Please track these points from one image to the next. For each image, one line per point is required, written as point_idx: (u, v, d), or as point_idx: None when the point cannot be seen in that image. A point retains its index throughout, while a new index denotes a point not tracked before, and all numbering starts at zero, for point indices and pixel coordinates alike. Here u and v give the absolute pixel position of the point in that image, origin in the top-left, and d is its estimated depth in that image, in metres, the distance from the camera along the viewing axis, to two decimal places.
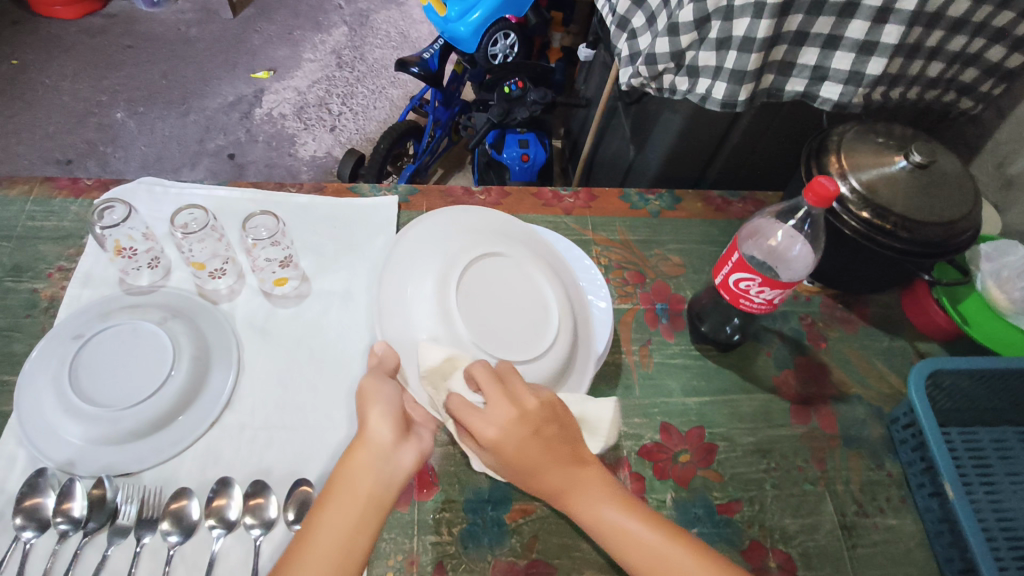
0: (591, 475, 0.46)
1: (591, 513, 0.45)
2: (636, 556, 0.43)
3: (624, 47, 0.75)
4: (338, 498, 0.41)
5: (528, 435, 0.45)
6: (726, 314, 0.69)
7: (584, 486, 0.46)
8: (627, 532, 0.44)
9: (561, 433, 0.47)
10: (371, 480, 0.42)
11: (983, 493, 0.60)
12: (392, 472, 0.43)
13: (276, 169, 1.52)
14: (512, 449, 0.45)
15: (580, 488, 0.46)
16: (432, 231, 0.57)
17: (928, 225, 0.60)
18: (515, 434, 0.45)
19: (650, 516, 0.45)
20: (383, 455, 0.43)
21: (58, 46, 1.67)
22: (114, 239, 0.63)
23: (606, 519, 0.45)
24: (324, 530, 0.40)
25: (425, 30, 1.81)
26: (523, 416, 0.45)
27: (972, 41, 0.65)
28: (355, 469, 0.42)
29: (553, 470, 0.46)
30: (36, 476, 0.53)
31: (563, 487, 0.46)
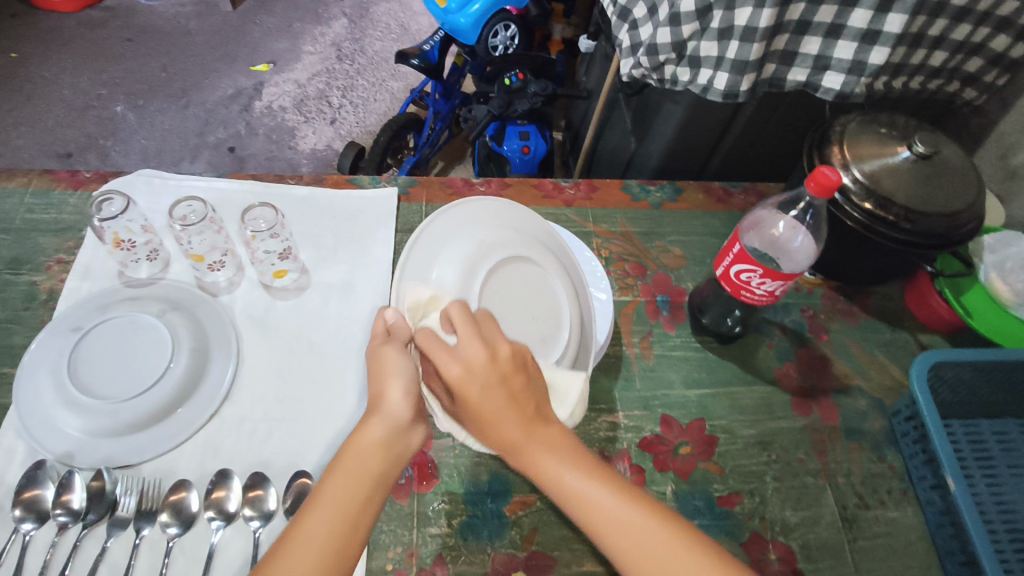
0: (552, 437, 0.43)
1: (550, 475, 0.42)
2: (608, 532, 0.40)
3: (625, 38, 0.74)
4: (345, 476, 0.41)
5: (493, 381, 0.42)
6: (728, 306, 0.69)
7: (545, 448, 0.42)
8: (596, 506, 0.40)
9: (527, 386, 0.44)
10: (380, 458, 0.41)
11: (985, 485, 0.60)
12: (400, 451, 0.43)
13: (276, 162, 1.52)
14: (476, 404, 0.42)
15: (539, 450, 0.42)
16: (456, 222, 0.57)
17: (931, 216, 0.59)
18: (470, 384, 0.42)
19: (617, 486, 0.41)
20: (396, 435, 0.42)
21: (57, 39, 1.67)
22: (113, 231, 0.64)
23: (572, 489, 0.41)
24: (327, 506, 0.39)
25: (425, 22, 1.79)
26: (493, 361, 0.43)
27: (976, 30, 0.64)
28: (367, 445, 0.42)
29: (512, 425, 0.42)
30: (35, 469, 0.53)
31: (520, 445, 0.42)
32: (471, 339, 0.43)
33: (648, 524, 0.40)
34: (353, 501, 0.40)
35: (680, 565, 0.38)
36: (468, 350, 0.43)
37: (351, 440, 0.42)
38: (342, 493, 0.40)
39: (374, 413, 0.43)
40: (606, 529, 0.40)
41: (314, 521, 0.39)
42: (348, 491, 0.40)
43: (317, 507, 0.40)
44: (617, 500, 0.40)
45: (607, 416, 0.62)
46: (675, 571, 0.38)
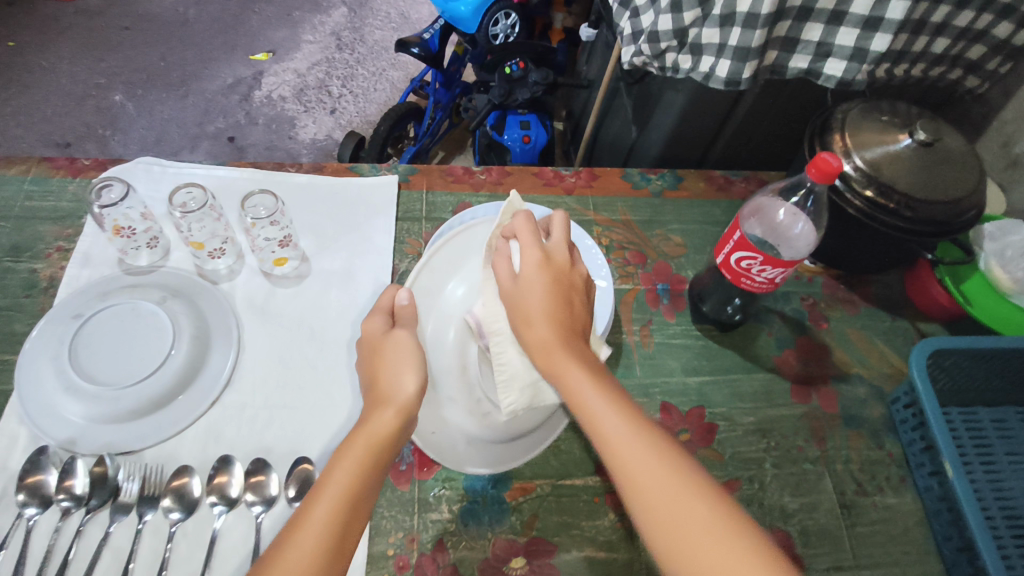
0: (581, 353, 0.47)
1: (570, 382, 0.45)
2: (617, 445, 0.41)
3: (627, 25, 0.74)
4: (355, 456, 0.42)
5: (546, 283, 0.49)
6: (729, 293, 0.67)
7: (571, 355, 0.46)
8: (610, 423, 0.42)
9: (570, 298, 0.50)
10: (384, 449, 0.43)
11: (983, 472, 0.60)
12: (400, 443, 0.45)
13: (276, 152, 1.51)
14: (531, 296, 0.49)
15: (567, 355, 0.46)
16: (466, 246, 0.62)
17: (931, 204, 0.59)
18: (540, 279, 0.49)
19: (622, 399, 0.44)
20: (403, 421, 0.45)
21: (56, 28, 1.66)
22: (113, 219, 0.63)
23: (583, 393, 0.44)
24: (332, 489, 0.41)
25: (425, 11, 1.78)
26: (546, 272, 0.50)
27: (979, 17, 0.63)
28: (374, 434, 0.44)
29: (547, 326, 0.48)
30: (38, 454, 0.53)
31: (550, 347, 0.47)
32: (556, 246, 0.52)
33: (643, 434, 0.41)
34: (357, 488, 0.41)
35: (656, 467, 0.40)
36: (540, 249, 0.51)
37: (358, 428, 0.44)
38: (350, 479, 0.41)
39: (381, 405, 0.45)
40: (603, 430, 0.42)
41: (321, 505, 0.40)
42: (356, 471, 0.42)
43: (324, 492, 0.41)
44: (620, 408, 0.43)
45: None
46: (665, 491, 0.39)
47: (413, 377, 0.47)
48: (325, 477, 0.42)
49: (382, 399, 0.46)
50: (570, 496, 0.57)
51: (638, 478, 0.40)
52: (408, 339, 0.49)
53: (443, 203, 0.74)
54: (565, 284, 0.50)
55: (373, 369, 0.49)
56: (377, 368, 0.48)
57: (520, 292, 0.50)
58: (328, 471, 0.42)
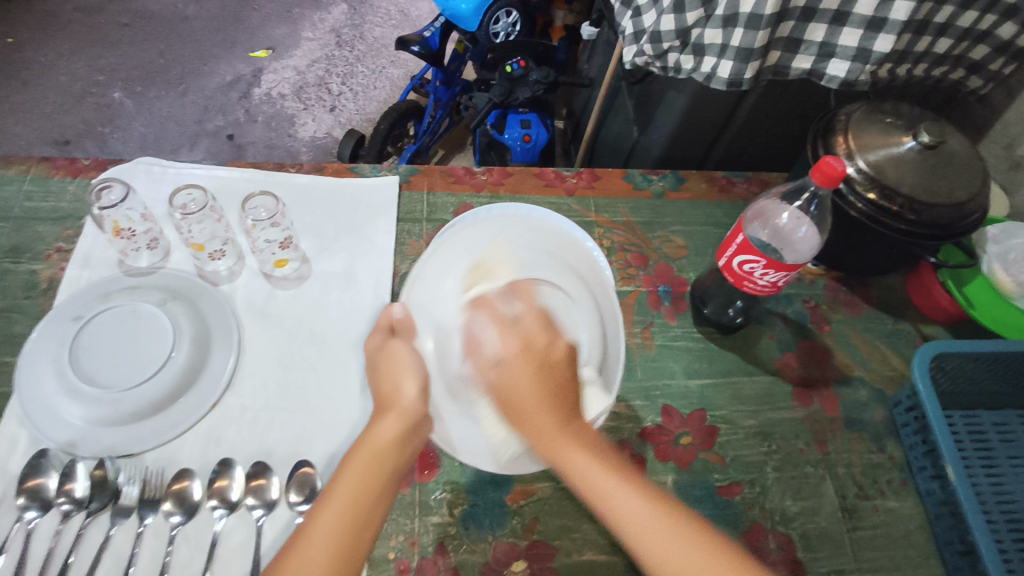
0: (582, 435, 0.45)
1: (579, 471, 0.43)
2: (644, 542, 0.40)
3: (628, 25, 0.73)
4: (360, 463, 0.43)
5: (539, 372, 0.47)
6: (731, 296, 0.68)
7: (573, 441, 0.44)
8: (631, 514, 0.41)
9: (563, 381, 0.47)
10: (390, 456, 0.43)
11: (984, 475, 0.60)
12: (411, 447, 0.45)
13: (276, 150, 1.51)
14: (522, 391, 0.46)
15: (569, 444, 0.44)
16: (475, 243, 0.59)
17: (935, 207, 0.59)
18: (525, 363, 0.47)
19: (634, 481, 0.43)
20: (409, 427, 0.45)
21: (54, 24, 1.65)
22: (112, 220, 0.63)
23: (593, 480, 0.43)
24: (341, 497, 0.41)
25: (426, 8, 1.77)
26: (540, 355, 0.48)
27: (982, 17, 0.63)
28: (377, 440, 0.44)
29: (545, 415, 0.45)
30: (38, 457, 0.53)
31: (552, 437, 0.44)
32: (528, 315, 0.50)
33: (668, 520, 0.41)
34: (363, 494, 0.42)
35: (688, 553, 0.39)
36: (521, 336, 0.49)
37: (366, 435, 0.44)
38: (356, 487, 0.42)
39: (387, 412, 0.46)
40: (621, 519, 0.41)
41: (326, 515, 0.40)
42: (360, 479, 0.42)
43: (331, 499, 0.41)
44: (635, 492, 0.42)
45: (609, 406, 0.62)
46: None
47: (413, 385, 0.47)
48: (331, 486, 0.42)
49: (387, 406, 0.46)
50: (571, 499, 0.56)
51: (667, 567, 0.39)
52: (408, 350, 0.49)
53: (444, 204, 0.74)
54: (547, 362, 0.48)
55: (377, 382, 0.49)
56: (382, 378, 0.48)
57: (506, 372, 0.48)
58: (334, 480, 0.43)
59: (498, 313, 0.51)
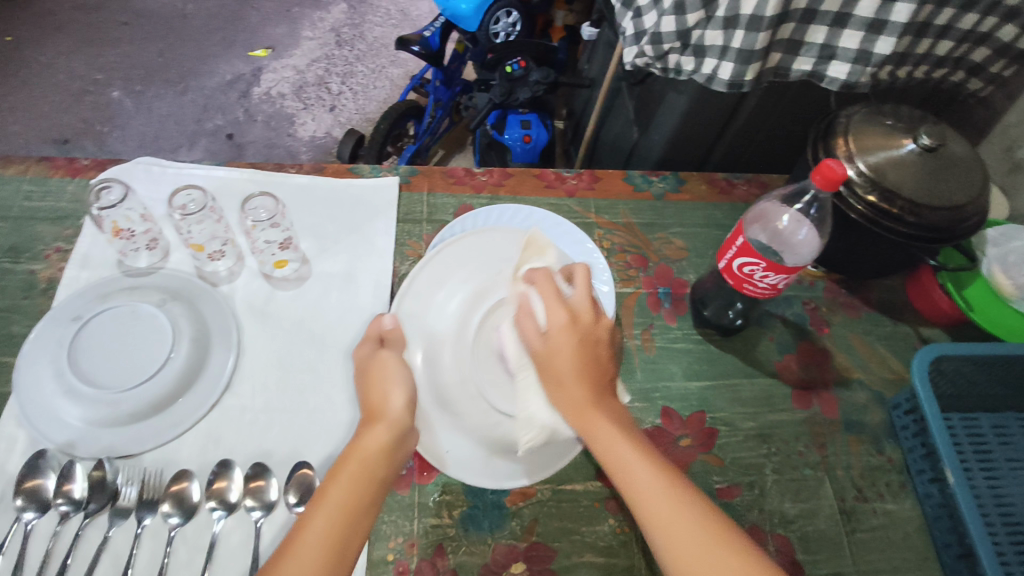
0: (612, 410, 0.48)
1: (603, 442, 0.46)
2: (652, 510, 0.42)
3: (629, 26, 0.73)
4: (349, 471, 0.44)
5: (575, 339, 0.49)
6: (731, 298, 0.68)
7: (604, 415, 0.47)
8: (643, 483, 0.43)
9: (603, 356, 0.50)
10: (378, 464, 0.44)
11: (983, 478, 0.60)
12: (399, 456, 0.46)
13: (276, 149, 1.51)
14: (559, 358, 0.49)
15: (597, 415, 0.47)
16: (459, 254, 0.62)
17: (935, 210, 0.59)
18: (569, 334, 0.49)
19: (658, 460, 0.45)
20: (397, 434, 0.46)
21: (53, 23, 1.65)
22: (112, 221, 0.64)
23: (618, 455, 0.45)
24: (330, 503, 0.42)
25: (426, 8, 1.77)
26: (576, 323, 0.49)
27: (983, 19, 0.63)
28: (365, 448, 0.45)
29: (577, 389, 0.48)
30: (36, 458, 0.53)
31: (584, 408, 0.47)
32: (581, 294, 0.51)
33: (679, 494, 0.43)
34: (353, 501, 0.42)
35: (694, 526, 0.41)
36: (567, 309, 0.50)
37: (353, 445, 0.45)
38: (347, 492, 0.42)
39: (376, 420, 0.47)
40: (640, 492, 0.43)
41: (316, 521, 0.41)
42: (349, 486, 0.43)
43: (321, 504, 0.42)
44: (656, 470, 0.44)
45: None
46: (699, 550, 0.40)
47: (400, 395, 0.48)
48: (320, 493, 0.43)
49: (375, 412, 0.47)
50: (571, 500, 0.56)
51: (674, 535, 0.41)
52: (396, 358, 0.51)
53: (444, 204, 0.74)
54: (592, 334, 0.50)
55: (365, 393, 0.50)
56: (371, 390, 0.49)
57: (552, 339, 0.50)
58: (324, 487, 0.43)
59: (547, 283, 0.52)
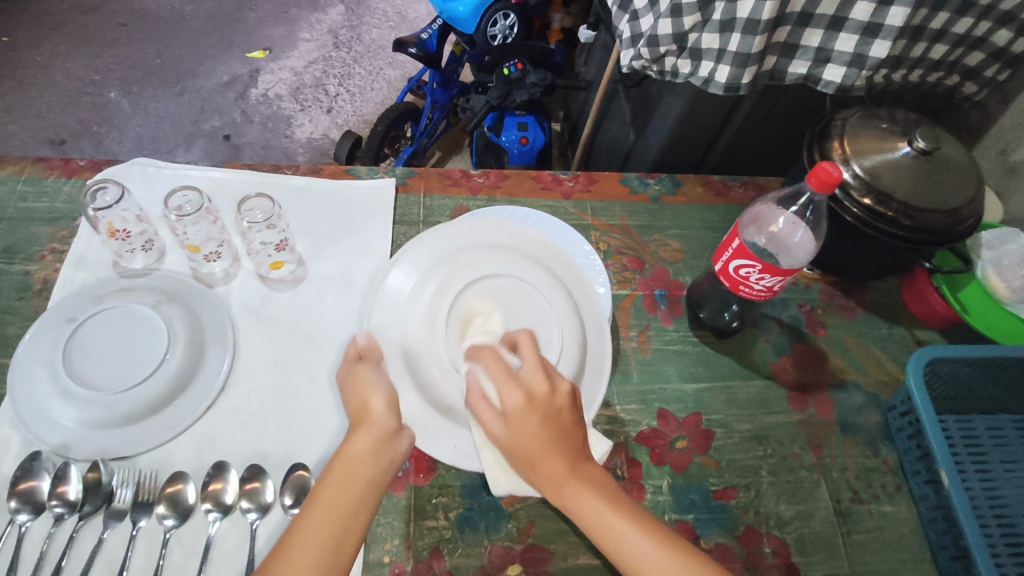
0: (591, 478, 0.43)
1: (590, 514, 0.42)
2: None
3: (626, 29, 0.73)
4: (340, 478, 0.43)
5: (535, 421, 0.44)
6: (725, 301, 0.68)
7: (585, 487, 0.43)
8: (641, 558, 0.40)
9: (574, 426, 0.45)
10: (365, 468, 0.44)
11: (978, 480, 0.60)
12: (390, 458, 0.45)
13: (273, 150, 1.51)
14: (527, 438, 0.44)
15: (580, 487, 0.42)
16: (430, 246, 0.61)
17: (930, 213, 0.59)
18: (530, 416, 0.45)
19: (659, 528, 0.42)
20: (385, 435, 0.45)
21: (50, 24, 1.64)
22: (107, 221, 0.63)
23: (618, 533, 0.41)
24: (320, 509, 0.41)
25: (423, 10, 1.77)
26: (539, 398, 0.45)
27: (977, 24, 0.63)
28: (353, 454, 0.44)
29: (555, 463, 0.43)
30: (30, 460, 0.53)
31: (564, 481, 0.43)
32: (531, 361, 0.47)
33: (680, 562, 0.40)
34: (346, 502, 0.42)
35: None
36: (522, 388, 0.46)
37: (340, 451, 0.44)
38: (336, 502, 0.42)
39: (362, 422, 0.46)
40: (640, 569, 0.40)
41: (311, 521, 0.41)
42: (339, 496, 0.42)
43: (314, 511, 0.41)
44: (656, 544, 0.40)
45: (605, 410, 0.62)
46: None
47: (381, 400, 0.47)
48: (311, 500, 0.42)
49: (361, 416, 0.46)
50: None
51: None
52: (374, 373, 0.50)
53: (440, 206, 0.74)
54: (552, 408, 0.45)
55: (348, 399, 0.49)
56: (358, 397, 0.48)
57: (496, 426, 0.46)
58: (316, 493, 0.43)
59: (497, 364, 0.48)
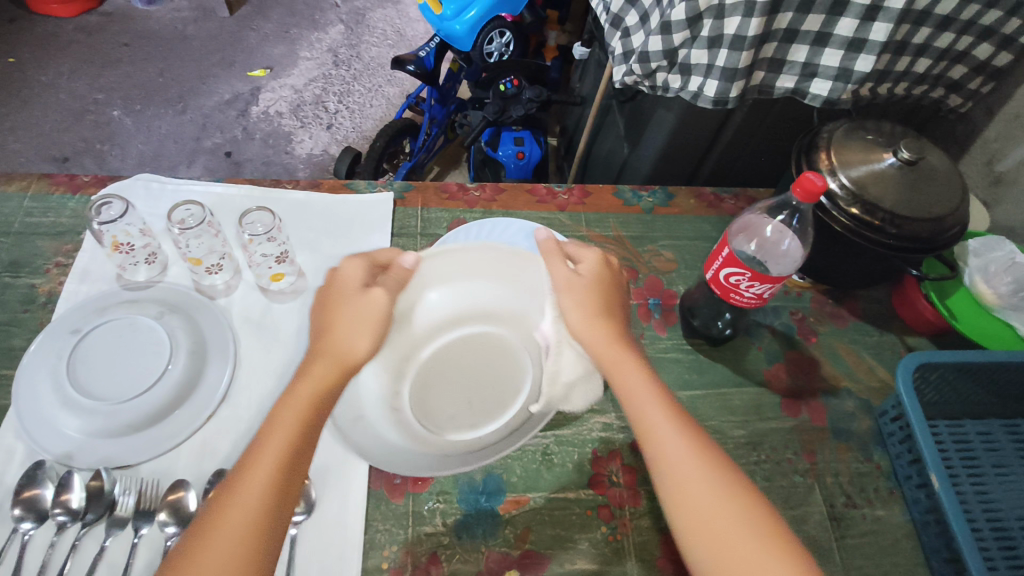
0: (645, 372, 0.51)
1: (633, 396, 0.50)
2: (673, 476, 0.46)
3: (618, 46, 0.76)
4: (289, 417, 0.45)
5: (606, 286, 0.56)
6: (718, 309, 0.70)
7: (637, 372, 0.51)
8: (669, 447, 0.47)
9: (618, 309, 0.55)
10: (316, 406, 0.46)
11: (970, 484, 0.61)
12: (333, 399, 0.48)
13: (274, 167, 1.53)
14: (592, 288, 0.55)
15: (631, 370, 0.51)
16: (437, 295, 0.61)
17: (915, 221, 0.61)
18: (600, 280, 0.56)
19: (694, 437, 0.47)
20: (346, 370, 0.48)
21: (55, 44, 1.67)
22: (112, 234, 0.65)
23: (648, 415, 0.49)
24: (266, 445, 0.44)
25: (421, 29, 1.81)
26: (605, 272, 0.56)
27: (959, 38, 0.65)
28: (297, 400, 0.46)
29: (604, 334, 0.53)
30: (34, 468, 0.53)
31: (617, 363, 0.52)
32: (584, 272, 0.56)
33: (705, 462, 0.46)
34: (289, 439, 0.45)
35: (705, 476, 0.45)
36: (595, 249, 0.58)
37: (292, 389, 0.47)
38: (282, 447, 0.44)
39: (323, 354, 0.48)
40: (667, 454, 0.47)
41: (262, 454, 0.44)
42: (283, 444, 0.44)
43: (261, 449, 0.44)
44: (685, 438, 0.47)
45: (601, 416, 0.63)
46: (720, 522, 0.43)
47: (368, 341, 0.49)
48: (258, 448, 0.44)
49: (322, 352, 0.49)
50: (563, 508, 0.57)
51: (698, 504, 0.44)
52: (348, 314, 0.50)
53: (438, 219, 0.75)
54: (618, 279, 0.58)
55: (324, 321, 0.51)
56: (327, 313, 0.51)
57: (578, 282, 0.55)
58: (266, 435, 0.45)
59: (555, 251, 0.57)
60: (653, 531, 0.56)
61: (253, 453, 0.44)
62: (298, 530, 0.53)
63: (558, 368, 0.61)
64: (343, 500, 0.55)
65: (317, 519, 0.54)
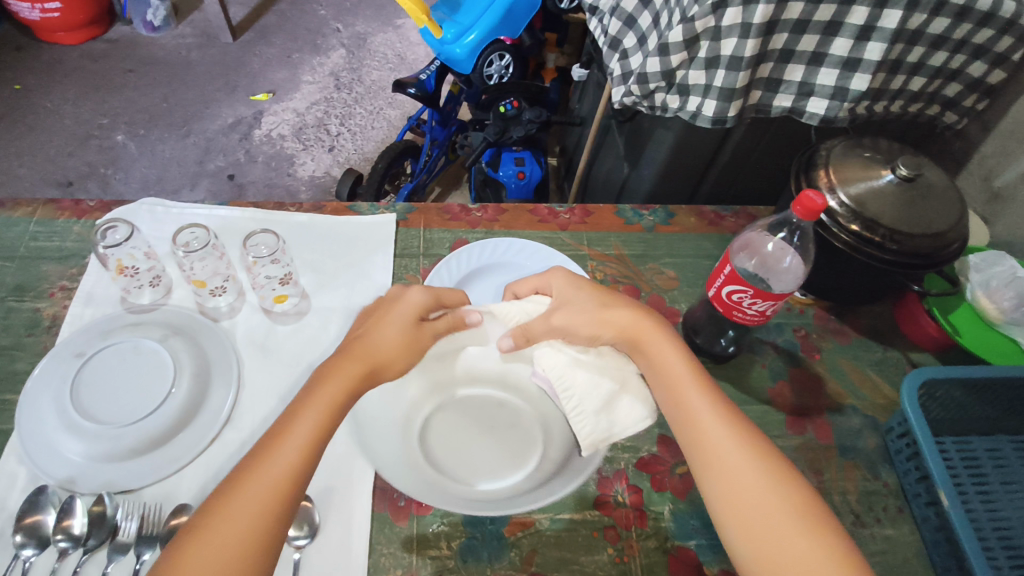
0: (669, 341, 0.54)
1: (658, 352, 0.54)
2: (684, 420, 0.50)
3: (617, 67, 0.77)
4: (310, 414, 0.46)
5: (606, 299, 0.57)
6: (722, 326, 0.70)
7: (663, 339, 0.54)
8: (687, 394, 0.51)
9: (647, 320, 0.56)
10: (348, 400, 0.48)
11: (980, 503, 0.60)
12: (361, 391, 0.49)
13: (276, 189, 1.54)
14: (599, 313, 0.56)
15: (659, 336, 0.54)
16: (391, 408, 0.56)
17: (916, 237, 0.61)
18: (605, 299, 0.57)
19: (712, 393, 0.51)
20: (365, 375, 0.49)
21: (60, 71, 1.69)
22: (116, 258, 0.65)
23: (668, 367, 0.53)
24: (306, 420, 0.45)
25: (422, 53, 1.84)
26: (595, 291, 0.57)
27: (953, 56, 0.66)
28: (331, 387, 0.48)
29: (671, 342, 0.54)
30: (36, 494, 0.53)
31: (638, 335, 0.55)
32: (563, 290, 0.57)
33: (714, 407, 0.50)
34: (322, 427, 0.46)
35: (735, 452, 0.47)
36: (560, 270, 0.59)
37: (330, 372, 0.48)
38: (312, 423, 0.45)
39: (353, 355, 0.50)
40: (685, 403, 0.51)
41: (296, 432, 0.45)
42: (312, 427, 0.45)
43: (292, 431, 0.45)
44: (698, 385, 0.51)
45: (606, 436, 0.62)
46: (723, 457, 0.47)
47: (396, 346, 0.52)
48: (278, 436, 0.45)
49: (351, 353, 0.50)
50: (569, 530, 0.56)
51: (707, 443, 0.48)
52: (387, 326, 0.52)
53: (440, 239, 0.76)
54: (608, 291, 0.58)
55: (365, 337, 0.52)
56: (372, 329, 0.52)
57: (572, 317, 0.55)
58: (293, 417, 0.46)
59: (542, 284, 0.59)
60: (659, 553, 0.56)
61: (286, 420, 0.46)
62: (301, 554, 0.52)
63: (581, 401, 0.52)
64: (346, 525, 0.55)
65: (321, 543, 0.53)
